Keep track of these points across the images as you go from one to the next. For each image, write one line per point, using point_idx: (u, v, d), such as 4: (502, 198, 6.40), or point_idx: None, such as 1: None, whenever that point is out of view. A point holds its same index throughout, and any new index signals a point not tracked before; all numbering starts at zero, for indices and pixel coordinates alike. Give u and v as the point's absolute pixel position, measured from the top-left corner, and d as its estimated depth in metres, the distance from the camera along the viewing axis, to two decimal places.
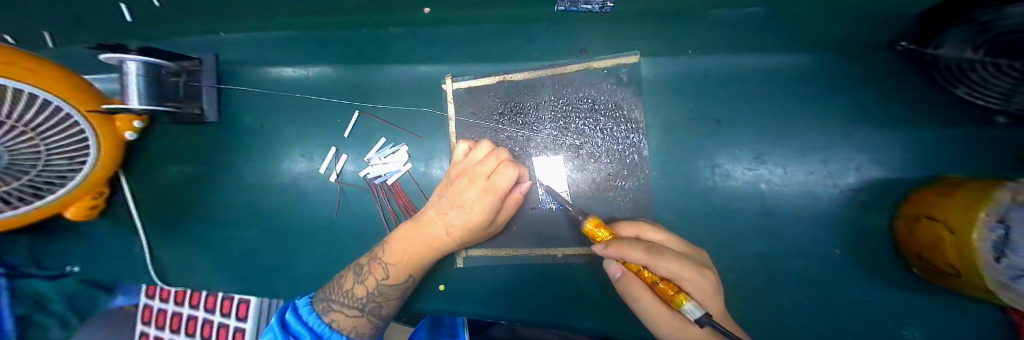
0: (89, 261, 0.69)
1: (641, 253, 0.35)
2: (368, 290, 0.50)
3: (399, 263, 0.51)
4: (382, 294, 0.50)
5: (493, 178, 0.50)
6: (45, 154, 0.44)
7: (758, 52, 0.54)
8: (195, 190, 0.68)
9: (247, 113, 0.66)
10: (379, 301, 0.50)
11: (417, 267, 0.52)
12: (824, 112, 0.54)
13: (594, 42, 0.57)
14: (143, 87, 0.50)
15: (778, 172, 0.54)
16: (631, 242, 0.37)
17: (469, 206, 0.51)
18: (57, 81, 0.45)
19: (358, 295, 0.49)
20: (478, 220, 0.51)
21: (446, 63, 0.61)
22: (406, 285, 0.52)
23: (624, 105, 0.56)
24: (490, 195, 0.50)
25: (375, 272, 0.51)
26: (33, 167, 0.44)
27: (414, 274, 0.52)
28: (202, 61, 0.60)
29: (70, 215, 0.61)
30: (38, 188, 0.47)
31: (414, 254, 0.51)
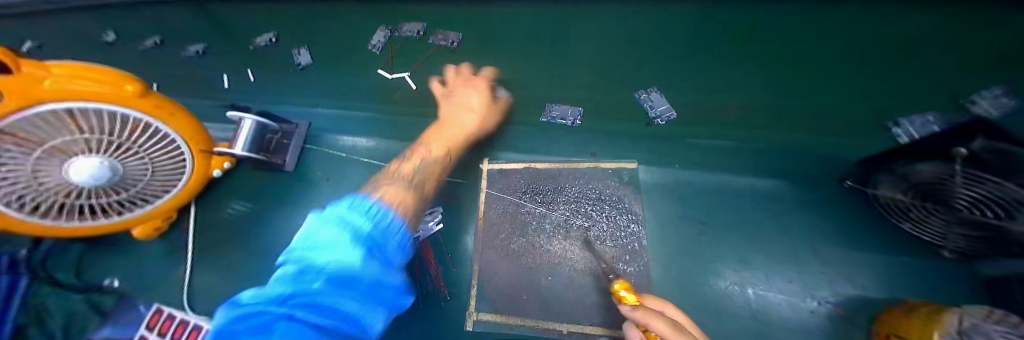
0: (123, 278, 0.74)
1: (667, 326, 0.36)
2: (411, 168, 0.58)
3: (437, 139, 0.65)
4: (424, 166, 0.60)
5: (470, 99, 0.68)
6: (147, 179, 0.54)
7: (733, 173, 0.69)
8: (249, 224, 0.78)
9: (316, 168, 0.81)
10: (421, 169, 0.59)
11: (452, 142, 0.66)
12: (792, 227, 0.65)
13: (602, 149, 0.73)
14: (248, 137, 0.67)
15: (762, 276, 0.61)
16: (660, 314, 0.39)
17: (472, 107, 0.67)
18: (193, 126, 0.54)
19: (406, 173, 0.57)
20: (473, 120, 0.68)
21: (486, 148, 0.77)
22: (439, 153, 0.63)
23: (626, 199, 0.69)
24: (479, 95, 0.69)
25: (406, 164, 0.60)
26: (136, 185, 0.54)
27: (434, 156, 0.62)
28: (298, 124, 0.80)
29: (138, 233, 0.70)
30: (132, 199, 0.57)
31: (444, 140, 0.65)
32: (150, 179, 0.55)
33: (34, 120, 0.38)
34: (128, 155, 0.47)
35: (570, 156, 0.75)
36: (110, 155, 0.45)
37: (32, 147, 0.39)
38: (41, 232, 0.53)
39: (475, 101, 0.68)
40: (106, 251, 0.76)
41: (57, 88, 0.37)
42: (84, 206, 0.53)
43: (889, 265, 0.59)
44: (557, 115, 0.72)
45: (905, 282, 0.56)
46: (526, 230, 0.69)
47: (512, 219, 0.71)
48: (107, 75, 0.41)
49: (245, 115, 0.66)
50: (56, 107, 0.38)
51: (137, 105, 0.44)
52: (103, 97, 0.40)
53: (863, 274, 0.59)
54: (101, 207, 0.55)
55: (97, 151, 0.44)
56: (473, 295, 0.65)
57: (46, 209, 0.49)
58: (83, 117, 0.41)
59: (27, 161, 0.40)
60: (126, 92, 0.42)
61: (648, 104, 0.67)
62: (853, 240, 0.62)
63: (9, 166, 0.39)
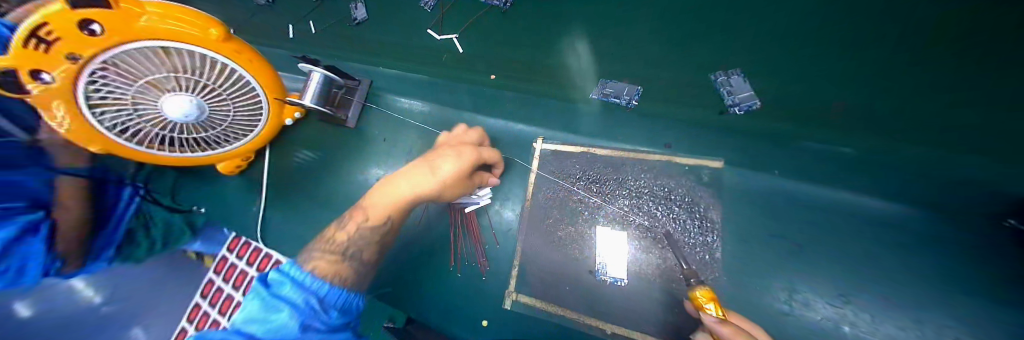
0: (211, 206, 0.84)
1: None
2: (342, 240, 0.54)
3: (371, 216, 0.56)
4: (355, 247, 0.54)
5: (481, 146, 0.62)
6: (229, 120, 0.58)
7: (846, 190, 0.56)
8: (310, 173, 0.82)
9: (374, 126, 0.81)
10: (356, 252, 0.53)
11: (382, 228, 0.57)
12: (921, 267, 0.52)
13: (679, 141, 0.64)
14: (316, 91, 0.67)
15: (863, 315, 0.51)
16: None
17: (440, 162, 0.56)
18: (268, 74, 0.55)
19: (338, 244, 0.53)
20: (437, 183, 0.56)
21: (542, 126, 0.73)
22: (371, 244, 0.56)
23: (702, 203, 0.59)
24: (472, 152, 0.57)
25: (356, 217, 0.57)
26: (221, 124, 0.58)
27: (391, 218, 0.57)
28: (361, 82, 0.79)
29: (222, 167, 0.78)
30: (220, 136, 0.62)
31: (380, 214, 0.56)
32: (233, 120, 0.59)
33: (129, 54, 0.39)
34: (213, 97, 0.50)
35: (639, 145, 0.67)
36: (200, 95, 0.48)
37: (136, 82, 0.42)
38: (145, 158, 0.60)
39: (460, 153, 0.56)
40: (199, 180, 0.86)
41: (149, 25, 0.38)
42: (180, 139, 0.58)
43: None
44: (612, 92, 0.64)
45: None
46: (576, 219, 0.64)
47: (562, 205, 0.66)
48: (197, 18, 0.42)
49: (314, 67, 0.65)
50: (147, 43, 0.39)
51: (223, 50, 0.45)
52: (190, 38, 0.41)
53: None
54: (192, 142, 0.60)
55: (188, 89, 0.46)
56: (513, 275, 0.65)
57: (148, 137, 0.54)
58: (173, 54, 0.42)
59: (136, 91, 0.43)
60: (210, 36, 0.42)
61: (726, 89, 0.56)
62: None
63: (118, 91, 0.42)
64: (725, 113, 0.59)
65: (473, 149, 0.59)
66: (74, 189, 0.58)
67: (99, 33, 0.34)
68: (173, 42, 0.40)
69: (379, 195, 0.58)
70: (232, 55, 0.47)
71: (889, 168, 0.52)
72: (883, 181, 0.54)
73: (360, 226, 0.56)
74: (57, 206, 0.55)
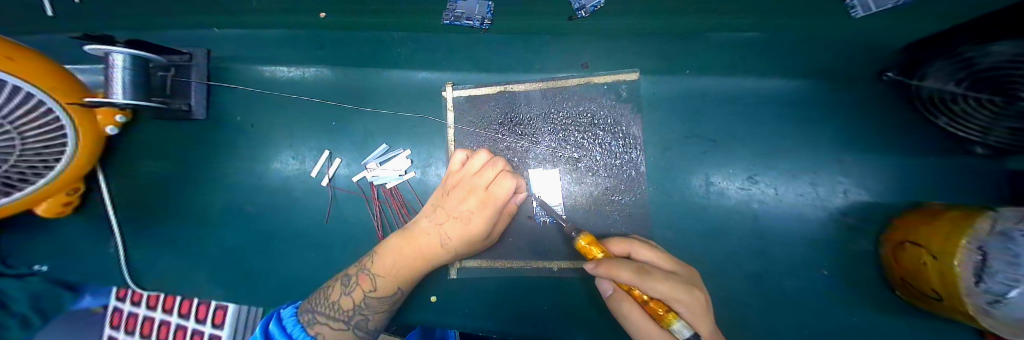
0: (59, 262, 0.65)
1: (631, 273, 0.33)
2: (355, 302, 0.46)
3: (387, 275, 0.47)
4: (370, 307, 0.47)
5: (492, 189, 0.50)
6: (20, 152, 0.42)
7: (755, 76, 0.56)
8: (178, 189, 0.65)
9: (237, 111, 0.65)
10: (367, 315, 0.47)
11: (409, 280, 0.48)
12: (813, 136, 0.56)
13: (595, 58, 0.58)
14: (129, 81, 0.47)
15: (769, 193, 0.55)
16: (621, 262, 0.35)
17: (466, 217, 0.50)
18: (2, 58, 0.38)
19: (346, 308, 0.45)
20: (476, 229, 0.49)
21: (446, 70, 0.61)
22: (395, 298, 0.48)
23: (623, 121, 0.57)
24: (486, 205, 0.50)
25: (362, 282, 0.47)
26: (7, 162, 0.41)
27: (404, 286, 0.48)
28: (192, 55, 0.58)
29: (42, 211, 0.58)
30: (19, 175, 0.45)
31: (403, 267, 0.48)
32: (28, 152, 0.43)
33: None
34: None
35: (556, 71, 0.59)
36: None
37: None
38: None
39: (473, 215, 0.50)
40: (19, 238, 0.64)
41: None
42: None
43: (911, 165, 0.53)
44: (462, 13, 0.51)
45: (920, 180, 0.52)
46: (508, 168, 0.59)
47: None
48: None
49: (111, 47, 0.45)
50: None
51: None
52: None
53: (881, 179, 0.53)
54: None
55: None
56: None
57: None
58: None
59: None
60: None
61: None
62: (883, 143, 0.54)
63: None
64: (572, 19, 0.51)
65: (483, 196, 0.50)
66: None
67: None
68: None
69: (391, 247, 0.49)
70: None
71: (785, 44, 0.52)
72: (782, 60, 0.54)
73: (368, 295, 0.46)
74: None
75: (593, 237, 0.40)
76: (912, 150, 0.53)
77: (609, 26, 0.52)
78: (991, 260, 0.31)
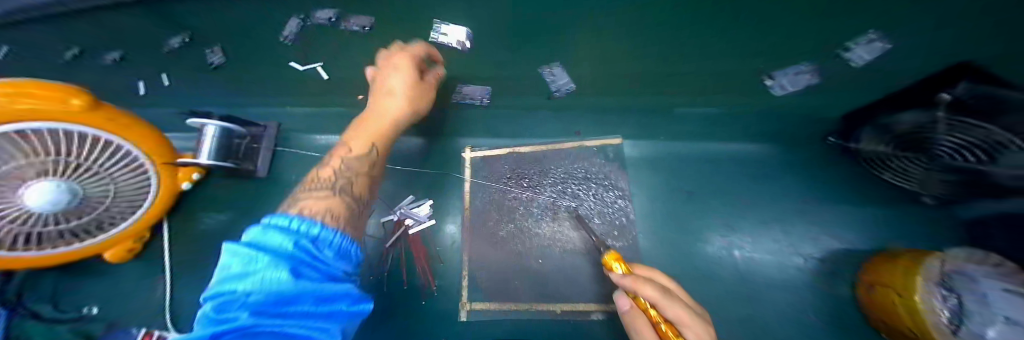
0: (106, 303, 0.71)
1: (656, 291, 0.37)
2: (320, 190, 0.40)
3: (359, 135, 0.51)
4: (344, 173, 0.44)
5: (396, 54, 0.53)
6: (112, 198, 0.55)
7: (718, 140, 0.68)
8: (227, 236, 0.75)
9: (291, 170, 0.78)
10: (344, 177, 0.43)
11: (378, 122, 0.52)
12: (777, 189, 0.65)
13: (586, 126, 0.71)
14: (214, 146, 0.63)
15: (748, 239, 0.61)
16: (650, 281, 0.39)
17: (389, 85, 0.52)
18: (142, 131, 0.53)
19: (315, 193, 0.40)
20: (415, 80, 0.52)
21: (465, 136, 0.75)
22: (369, 145, 0.50)
23: (612, 175, 0.67)
24: (402, 75, 0.51)
25: (326, 174, 0.45)
26: (99, 206, 0.54)
27: (377, 143, 0.51)
28: (266, 127, 0.74)
29: (109, 256, 0.68)
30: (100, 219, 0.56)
31: (368, 140, 0.50)
32: (117, 199, 0.56)
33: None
34: (87, 174, 0.48)
35: (554, 136, 0.72)
36: (71, 177, 0.47)
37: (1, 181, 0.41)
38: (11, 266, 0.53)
39: (396, 83, 0.51)
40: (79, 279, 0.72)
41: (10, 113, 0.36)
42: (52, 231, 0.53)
43: (869, 216, 0.60)
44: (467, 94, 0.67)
45: (881, 229, 0.59)
46: (514, 215, 0.69)
47: (498, 207, 0.70)
48: (48, 90, 0.39)
49: (208, 121, 0.61)
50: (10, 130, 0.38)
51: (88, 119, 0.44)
52: (56, 114, 0.40)
53: (843, 227, 0.60)
54: (54, 235, 0.54)
55: (53, 174, 0.44)
56: (464, 286, 0.65)
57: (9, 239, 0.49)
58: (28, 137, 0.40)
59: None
60: (75, 107, 0.41)
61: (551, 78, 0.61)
62: (838, 196, 0.63)
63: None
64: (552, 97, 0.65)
65: (407, 60, 0.52)
66: None
67: None
68: (42, 121, 0.40)
69: (360, 129, 0.52)
70: (97, 121, 0.45)
71: (736, 116, 0.65)
72: (737, 128, 0.66)
73: (343, 156, 0.47)
74: None
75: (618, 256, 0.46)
76: (866, 202, 0.61)
77: (591, 104, 0.67)
78: (965, 301, 0.38)
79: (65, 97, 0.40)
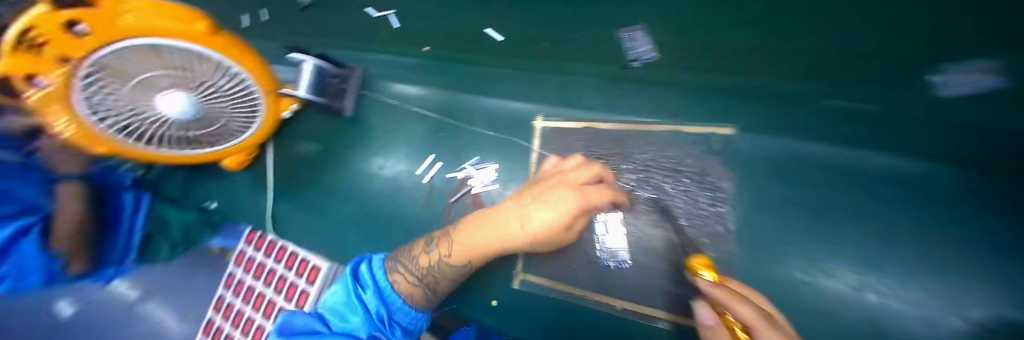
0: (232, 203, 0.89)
1: (760, 318, 0.28)
2: (429, 263, 0.52)
3: (463, 244, 0.51)
4: (438, 269, 0.52)
5: (571, 174, 0.53)
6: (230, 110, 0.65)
7: (898, 155, 0.47)
8: (316, 165, 0.83)
9: (371, 114, 0.82)
10: (432, 276, 0.52)
11: (478, 255, 0.51)
12: None
13: (687, 109, 0.61)
14: (310, 79, 0.68)
15: (892, 284, 0.46)
16: (758, 307, 0.31)
17: (529, 214, 0.46)
18: (254, 63, 0.62)
19: (421, 266, 0.52)
20: (558, 225, 0.46)
21: (541, 104, 0.70)
22: (466, 266, 0.52)
23: (710, 172, 0.57)
24: (575, 198, 0.47)
25: (441, 246, 0.53)
26: (222, 115, 0.65)
27: (476, 261, 0.52)
28: (353, 69, 0.77)
29: (229, 164, 0.81)
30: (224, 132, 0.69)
31: (470, 253, 0.50)
32: (233, 111, 0.66)
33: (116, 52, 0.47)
34: (208, 89, 0.58)
35: (644, 116, 0.63)
36: (197, 91, 0.57)
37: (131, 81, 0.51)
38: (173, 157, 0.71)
39: (560, 200, 0.46)
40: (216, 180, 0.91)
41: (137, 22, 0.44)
42: (193, 137, 0.67)
43: None
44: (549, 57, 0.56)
45: None
46: None
47: None
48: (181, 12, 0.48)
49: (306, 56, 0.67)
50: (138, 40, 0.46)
51: (208, 45, 0.53)
52: (176, 32, 0.48)
53: None
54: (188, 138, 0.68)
55: (185, 87, 0.55)
56: (520, 257, 0.65)
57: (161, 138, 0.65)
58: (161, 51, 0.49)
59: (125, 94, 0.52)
60: (195, 29, 0.50)
61: (630, 44, 0.58)
62: None
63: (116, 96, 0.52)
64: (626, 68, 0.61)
65: (575, 191, 0.47)
66: (73, 192, 0.70)
67: (80, 35, 0.42)
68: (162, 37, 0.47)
69: (467, 238, 0.50)
70: (219, 49, 0.54)
71: None
72: None
73: (449, 261, 0.51)
74: (53, 208, 0.68)
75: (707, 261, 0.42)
76: None
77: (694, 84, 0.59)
78: None
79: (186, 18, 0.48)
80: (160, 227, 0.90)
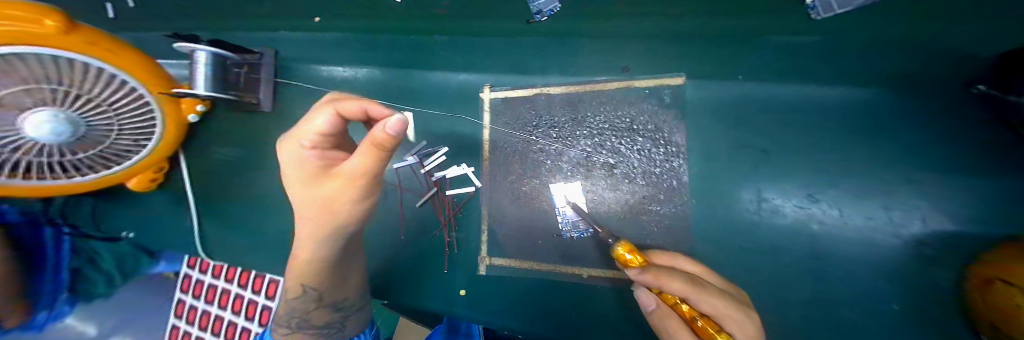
0: (151, 230, 0.77)
1: (684, 284, 0.31)
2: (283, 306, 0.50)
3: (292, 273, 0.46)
4: (295, 307, 0.49)
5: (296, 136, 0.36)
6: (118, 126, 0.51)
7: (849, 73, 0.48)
8: (242, 172, 0.72)
9: (295, 104, 0.71)
10: (296, 313, 0.49)
11: (312, 279, 0.46)
12: (890, 152, 0.49)
13: (638, 61, 0.57)
14: (208, 74, 0.55)
15: (833, 212, 0.50)
16: (672, 272, 0.33)
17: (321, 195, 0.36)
18: (141, 64, 0.49)
19: (282, 313, 0.50)
20: (339, 192, 0.35)
21: (485, 72, 0.63)
22: (309, 295, 0.48)
23: (665, 127, 0.55)
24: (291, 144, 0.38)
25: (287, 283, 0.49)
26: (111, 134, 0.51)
27: (312, 286, 0.47)
28: (262, 54, 0.65)
29: (134, 184, 0.68)
30: (114, 153, 0.55)
31: (309, 269, 0.45)
32: (121, 127, 0.52)
33: None
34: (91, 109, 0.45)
35: (595, 74, 0.59)
36: (70, 106, 0.43)
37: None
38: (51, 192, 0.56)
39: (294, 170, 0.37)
40: (127, 205, 0.78)
41: None
42: (65, 164, 0.52)
43: None
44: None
45: None
46: (539, 170, 0.59)
47: (523, 159, 0.60)
48: (25, 9, 0.34)
49: (196, 45, 0.52)
50: None
51: (67, 43, 0.39)
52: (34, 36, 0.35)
53: (983, 203, 0.45)
54: (61, 165, 0.51)
55: (53, 103, 0.41)
56: (484, 241, 0.62)
57: (27, 168, 0.49)
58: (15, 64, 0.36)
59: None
60: (50, 29, 0.36)
61: None
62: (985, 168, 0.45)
63: None
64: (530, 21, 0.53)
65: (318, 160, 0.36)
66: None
67: None
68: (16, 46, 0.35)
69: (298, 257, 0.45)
70: (90, 49, 0.41)
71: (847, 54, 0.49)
72: (844, 68, 0.50)
73: (288, 297, 0.49)
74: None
75: (631, 245, 0.39)
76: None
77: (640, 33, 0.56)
78: None
79: (36, 17, 0.35)
80: (92, 258, 0.73)
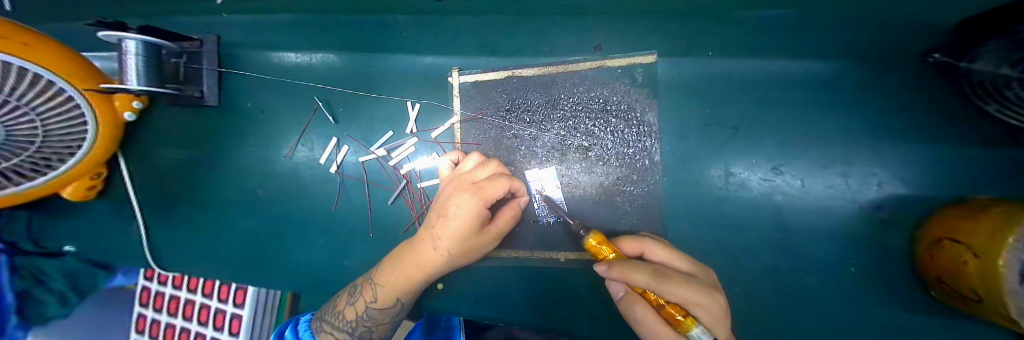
0: (98, 241, 0.71)
1: (649, 277, 0.32)
2: (358, 311, 0.50)
3: (387, 284, 0.50)
4: (371, 316, 0.50)
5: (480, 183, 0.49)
6: (44, 136, 0.45)
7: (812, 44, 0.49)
8: (195, 173, 0.67)
9: (247, 96, 0.65)
10: (367, 323, 0.51)
11: (408, 290, 0.50)
12: (849, 123, 0.51)
13: (609, 38, 0.54)
14: (140, 66, 0.49)
15: (795, 185, 0.52)
16: (636, 264, 0.34)
17: (450, 216, 0.47)
18: (59, 57, 0.44)
19: (349, 317, 0.50)
20: (467, 221, 0.46)
21: (452, 54, 0.59)
22: (396, 309, 0.51)
23: (637, 106, 0.55)
24: (474, 199, 0.47)
25: (366, 293, 0.51)
26: (32, 144, 0.45)
27: (403, 298, 0.50)
28: (200, 41, 0.58)
29: (69, 195, 0.61)
30: (42, 162, 0.48)
31: (405, 278, 0.49)
32: (51, 131, 0.45)
33: None
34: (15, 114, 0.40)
35: (566, 55, 0.57)
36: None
37: None
38: None
39: (459, 206, 0.47)
40: (64, 216, 0.71)
41: None
42: None
43: (973, 154, 0.45)
44: None
45: (986, 170, 0.44)
46: (513, 156, 0.57)
47: (496, 146, 0.58)
48: None
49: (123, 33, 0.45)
50: None
51: None
52: None
53: (930, 168, 0.47)
54: None
55: None
56: None
57: None
58: None
59: None
60: None
61: None
62: (935, 132, 0.47)
63: None
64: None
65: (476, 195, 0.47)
66: None
67: None
68: None
69: (391, 270, 0.51)
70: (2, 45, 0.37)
71: None
72: None
73: (368, 306, 0.50)
74: None
75: (602, 236, 0.40)
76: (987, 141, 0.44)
77: None
78: None
79: None
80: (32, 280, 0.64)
